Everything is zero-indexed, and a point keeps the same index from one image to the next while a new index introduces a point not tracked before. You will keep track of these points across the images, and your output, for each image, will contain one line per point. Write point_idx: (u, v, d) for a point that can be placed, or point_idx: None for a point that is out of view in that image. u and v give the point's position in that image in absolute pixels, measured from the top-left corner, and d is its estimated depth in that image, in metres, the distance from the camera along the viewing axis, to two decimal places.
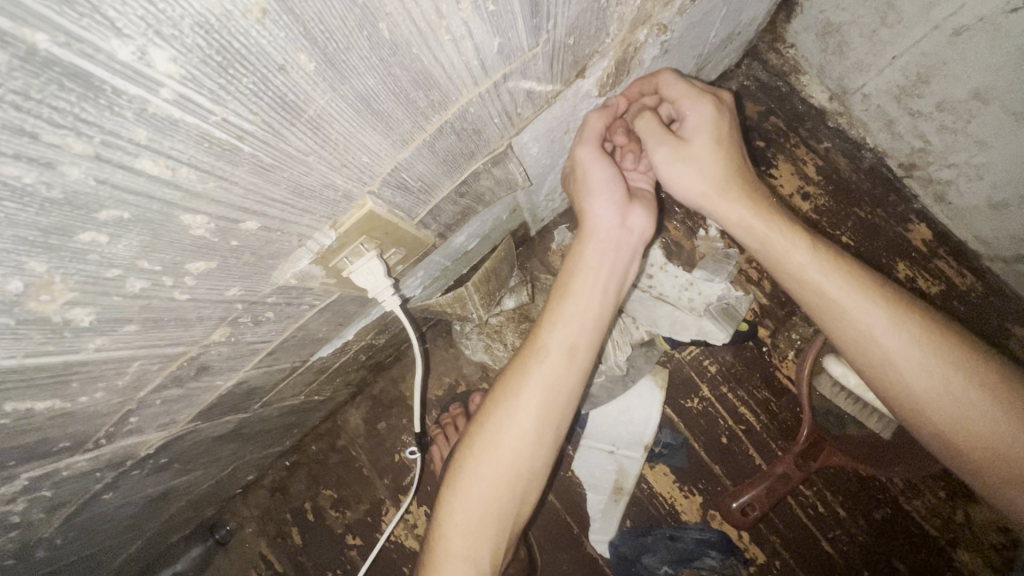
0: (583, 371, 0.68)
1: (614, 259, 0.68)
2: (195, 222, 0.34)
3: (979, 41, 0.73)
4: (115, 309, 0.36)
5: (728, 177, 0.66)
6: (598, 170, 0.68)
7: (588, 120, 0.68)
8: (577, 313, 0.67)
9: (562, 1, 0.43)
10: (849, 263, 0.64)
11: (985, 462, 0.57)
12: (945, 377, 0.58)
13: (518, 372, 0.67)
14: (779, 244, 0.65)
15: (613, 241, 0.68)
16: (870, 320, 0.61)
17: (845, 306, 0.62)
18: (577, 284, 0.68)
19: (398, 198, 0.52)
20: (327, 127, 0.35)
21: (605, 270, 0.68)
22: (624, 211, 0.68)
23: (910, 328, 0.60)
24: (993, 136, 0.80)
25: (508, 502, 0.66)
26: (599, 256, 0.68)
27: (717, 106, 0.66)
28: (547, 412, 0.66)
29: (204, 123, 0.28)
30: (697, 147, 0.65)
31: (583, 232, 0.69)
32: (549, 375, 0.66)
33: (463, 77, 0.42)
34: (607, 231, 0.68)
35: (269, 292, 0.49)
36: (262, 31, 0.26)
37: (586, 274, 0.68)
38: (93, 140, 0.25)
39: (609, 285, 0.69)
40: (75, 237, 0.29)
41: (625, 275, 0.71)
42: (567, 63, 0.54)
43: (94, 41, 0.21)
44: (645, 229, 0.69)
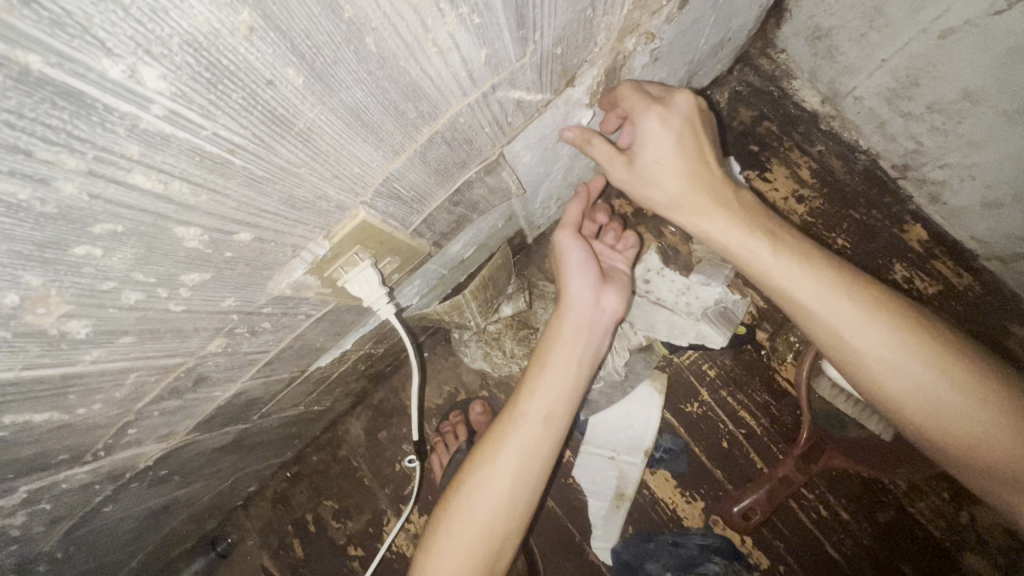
0: (557, 437, 0.77)
1: (587, 335, 0.80)
2: (189, 234, 0.35)
3: (966, 43, 0.74)
4: (111, 320, 0.37)
5: (695, 186, 0.66)
6: (576, 253, 0.85)
7: (568, 209, 0.86)
8: (554, 382, 0.78)
9: (548, 12, 0.44)
10: (820, 261, 0.64)
11: (964, 456, 0.58)
12: (926, 376, 0.58)
13: (499, 434, 0.77)
14: (753, 249, 0.66)
15: (585, 320, 0.81)
16: (848, 320, 0.61)
17: (824, 307, 0.62)
18: (554, 356, 0.79)
19: (391, 208, 0.52)
20: (317, 139, 0.36)
21: (580, 343, 0.79)
22: (597, 295, 0.82)
23: (890, 328, 0.60)
24: (984, 136, 0.80)
25: (483, 556, 0.72)
26: (572, 331, 0.80)
27: (667, 115, 0.64)
28: (526, 468, 0.74)
29: (195, 137, 0.29)
30: (647, 169, 0.67)
31: (561, 309, 0.83)
32: (527, 438, 0.75)
33: (452, 87, 0.43)
34: (581, 309, 0.81)
35: (265, 302, 0.50)
36: (250, 48, 0.27)
37: (562, 348, 0.79)
38: (86, 155, 0.26)
39: (583, 358, 0.80)
40: (70, 251, 0.29)
41: (595, 349, 0.82)
42: (556, 72, 0.55)
43: (84, 61, 0.22)
44: (615, 311, 0.83)
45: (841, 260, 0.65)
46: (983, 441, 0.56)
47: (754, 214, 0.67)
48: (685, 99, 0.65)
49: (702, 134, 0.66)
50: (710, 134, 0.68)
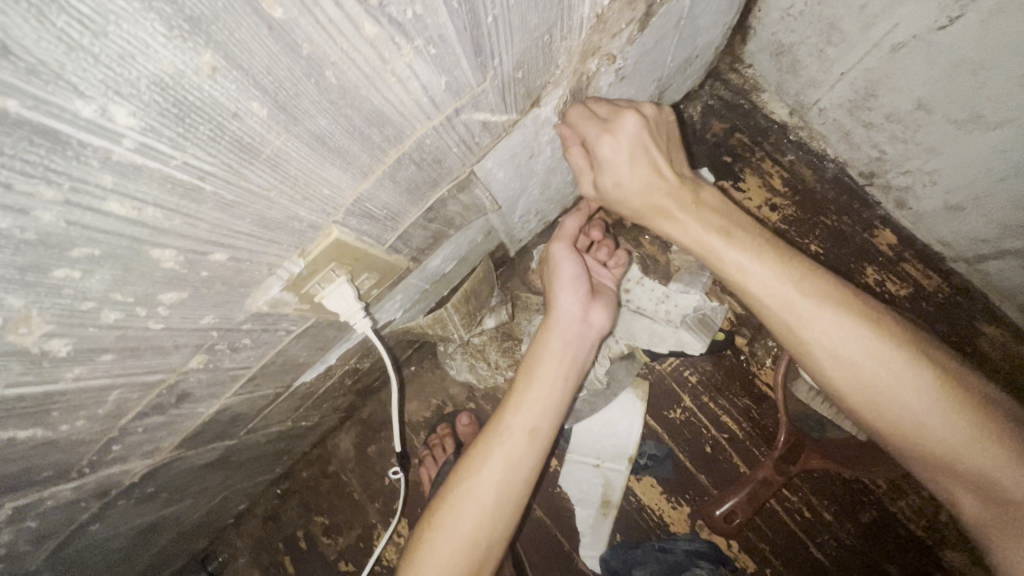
0: (541, 452, 0.79)
1: (574, 348, 0.84)
2: (165, 256, 0.37)
3: (915, 56, 0.78)
4: (91, 339, 0.39)
5: (650, 194, 0.70)
6: (567, 267, 0.90)
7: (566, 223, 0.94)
8: (539, 398, 0.80)
9: (504, 40, 0.47)
10: (777, 254, 0.66)
11: (907, 448, 0.61)
12: (869, 364, 0.60)
13: (484, 447, 0.78)
14: (708, 243, 0.68)
15: (574, 333, 0.85)
16: (796, 308, 0.63)
17: (775, 298, 0.64)
18: (541, 367, 0.82)
19: (364, 226, 0.55)
20: (284, 164, 0.39)
21: (568, 355, 0.83)
22: (584, 310, 0.87)
23: (839, 318, 0.62)
24: (940, 143, 0.84)
25: (465, 569, 0.73)
26: (560, 343, 0.83)
27: (616, 139, 0.66)
28: (510, 483, 0.76)
29: (166, 166, 0.31)
30: (608, 190, 0.72)
31: (549, 321, 0.86)
32: (511, 452, 0.76)
33: (415, 111, 0.45)
34: (569, 322, 0.85)
35: (243, 319, 0.52)
36: (214, 85, 0.30)
37: (549, 360, 0.82)
38: (62, 186, 0.28)
39: (570, 370, 0.83)
40: (50, 273, 0.32)
41: (579, 363, 0.85)
42: (520, 94, 0.58)
43: (58, 103, 0.25)
44: (602, 325, 0.88)
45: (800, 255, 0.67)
46: (917, 428, 0.59)
47: (713, 213, 0.69)
48: (631, 116, 0.66)
49: (654, 146, 0.68)
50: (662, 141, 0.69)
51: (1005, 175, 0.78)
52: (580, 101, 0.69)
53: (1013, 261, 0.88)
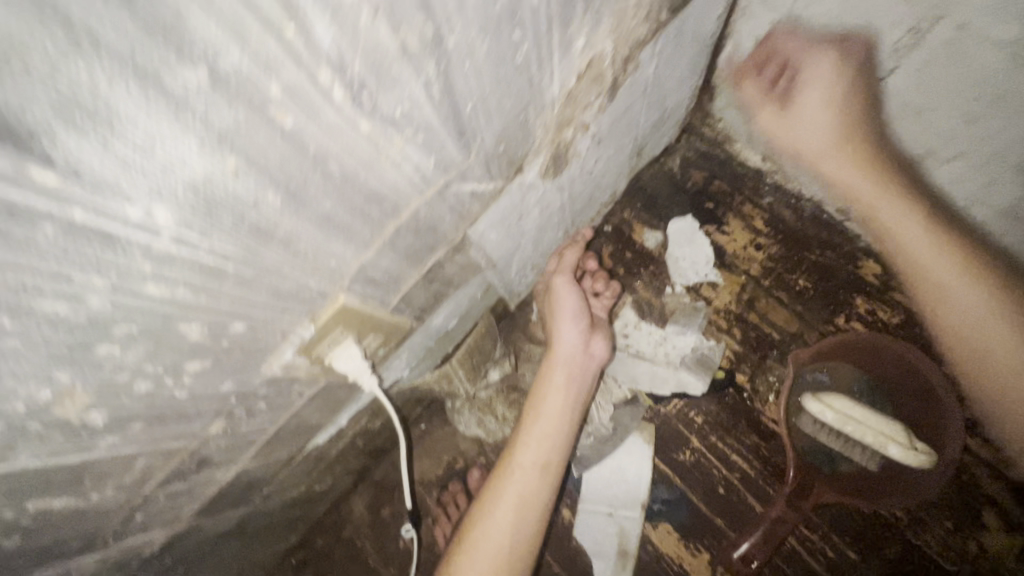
0: (552, 484, 0.84)
1: (576, 381, 0.90)
2: (191, 328, 0.42)
3: (866, 104, 0.85)
4: (124, 408, 0.43)
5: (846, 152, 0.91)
6: (569, 301, 0.97)
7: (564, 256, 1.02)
8: (544, 432, 0.85)
9: (485, 121, 0.54)
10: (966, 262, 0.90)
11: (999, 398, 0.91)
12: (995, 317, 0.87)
13: (498, 483, 0.83)
14: (916, 244, 0.94)
15: (575, 368, 0.91)
16: (953, 290, 0.91)
17: (958, 278, 0.91)
18: (546, 402, 0.88)
19: (369, 291, 0.60)
20: (296, 242, 0.44)
21: (570, 391, 0.89)
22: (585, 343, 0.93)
23: (984, 288, 0.88)
24: (904, 177, 0.90)
25: None
26: (563, 378, 0.89)
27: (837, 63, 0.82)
28: (524, 517, 0.80)
29: (195, 251, 0.37)
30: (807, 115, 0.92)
31: (553, 356, 0.92)
32: (522, 487, 0.82)
33: (408, 187, 0.51)
34: (570, 356, 0.91)
35: (259, 384, 0.56)
36: (237, 183, 0.35)
37: (554, 395, 0.88)
38: (111, 275, 0.33)
39: (574, 401, 0.89)
40: (94, 349, 0.36)
41: (584, 393, 0.91)
42: (504, 164, 0.64)
43: (113, 207, 0.30)
44: (604, 355, 0.94)
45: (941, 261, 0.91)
46: (978, 319, 0.89)
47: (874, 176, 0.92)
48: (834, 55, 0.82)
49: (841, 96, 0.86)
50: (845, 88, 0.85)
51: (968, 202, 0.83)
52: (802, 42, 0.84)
53: None
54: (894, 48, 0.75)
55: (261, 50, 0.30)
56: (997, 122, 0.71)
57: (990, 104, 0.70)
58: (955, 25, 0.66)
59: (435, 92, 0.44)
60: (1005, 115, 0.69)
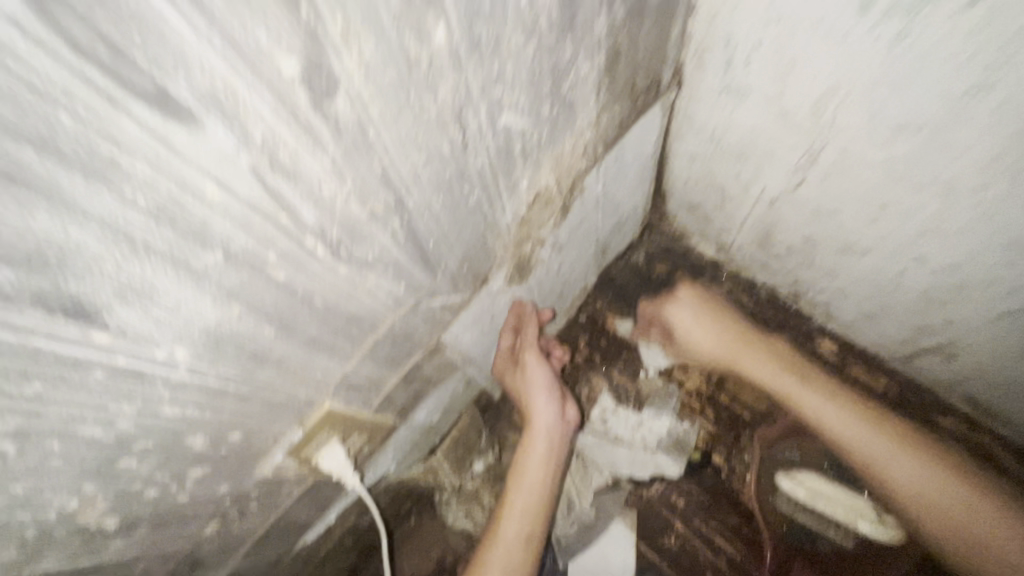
0: (536, 550, 0.95)
1: (554, 452, 1.02)
2: (196, 439, 0.50)
3: (788, 207, 0.98)
4: (132, 513, 0.50)
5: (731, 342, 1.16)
6: (539, 376, 1.04)
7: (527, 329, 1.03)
8: (528, 504, 0.96)
9: (447, 250, 0.66)
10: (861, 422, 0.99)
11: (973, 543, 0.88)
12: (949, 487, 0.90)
13: (487, 550, 0.94)
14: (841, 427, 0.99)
15: (552, 440, 1.03)
16: (897, 465, 0.94)
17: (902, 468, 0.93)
18: (528, 474, 0.98)
19: (352, 395, 0.68)
20: (288, 362, 0.54)
21: (549, 463, 1.01)
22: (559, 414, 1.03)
23: (922, 461, 0.93)
24: (834, 266, 1.01)
25: None
26: (542, 451, 1.01)
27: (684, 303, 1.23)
28: None
29: (204, 377, 0.46)
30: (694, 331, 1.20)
31: (532, 430, 1.02)
32: (509, 555, 0.92)
33: (384, 308, 0.62)
34: (548, 430, 1.02)
35: (252, 485, 0.63)
36: (240, 322, 0.45)
37: (535, 466, 0.99)
38: (136, 403, 0.42)
39: (552, 470, 1.00)
40: (116, 463, 0.44)
41: (561, 461, 1.03)
42: (469, 278, 0.75)
43: (145, 352, 0.40)
44: (575, 422, 1.05)
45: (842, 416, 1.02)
46: (930, 490, 0.91)
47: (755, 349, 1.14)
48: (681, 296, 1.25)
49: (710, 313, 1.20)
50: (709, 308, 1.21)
51: (891, 288, 0.93)
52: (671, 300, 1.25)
53: (935, 356, 0.99)
54: (797, 165, 0.88)
55: (261, 232, 0.41)
56: (894, 223, 0.82)
57: (883, 208, 0.82)
58: (838, 149, 0.79)
59: (401, 237, 0.56)
60: (896, 217, 0.81)
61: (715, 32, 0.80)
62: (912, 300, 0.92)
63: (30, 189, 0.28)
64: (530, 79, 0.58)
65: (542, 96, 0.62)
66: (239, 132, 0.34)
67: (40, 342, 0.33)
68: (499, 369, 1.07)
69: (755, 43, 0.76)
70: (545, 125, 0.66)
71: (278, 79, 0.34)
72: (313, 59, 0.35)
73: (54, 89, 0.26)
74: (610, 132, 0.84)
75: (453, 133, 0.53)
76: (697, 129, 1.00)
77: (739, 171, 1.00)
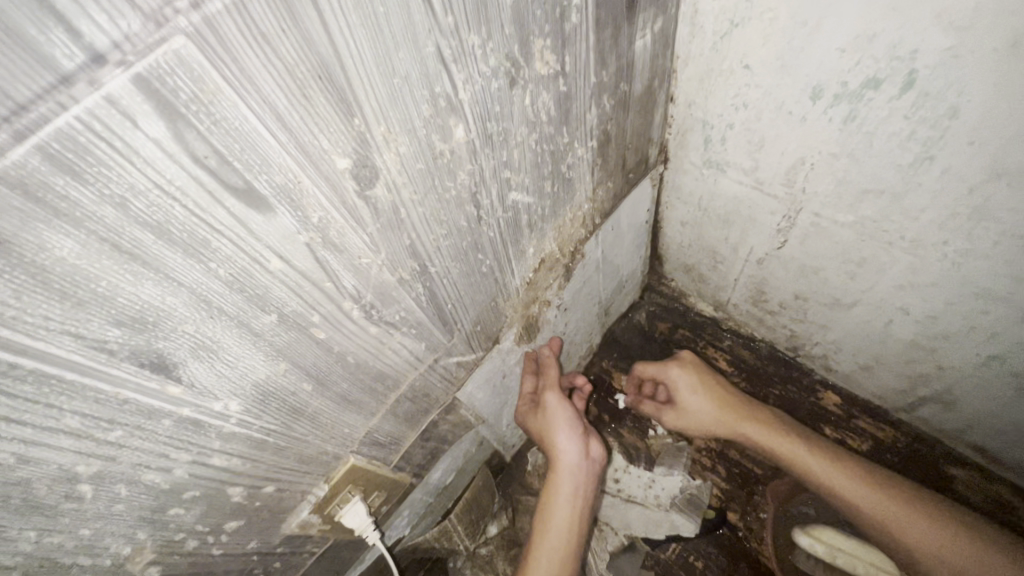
0: None
1: (582, 490, 0.94)
2: (235, 491, 0.54)
3: (775, 266, 1.05)
4: (172, 564, 0.53)
5: (725, 405, 1.09)
6: (561, 411, 0.97)
7: (550, 367, 1.01)
8: (554, 547, 0.88)
9: (462, 312, 0.72)
10: (846, 468, 0.95)
11: None
12: (959, 547, 0.83)
13: None
14: (830, 476, 0.95)
15: (578, 475, 0.94)
16: (904, 523, 0.88)
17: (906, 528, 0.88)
18: (555, 516, 0.91)
19: (374, 451, 0.72)
20: (320, 417, 0.59)
21: (574, 502, 0.92)
22: (583, 449, 0.95)
23: (916, 511, 0.88)
24: (826, 319, 1.06)
25: None
26: (568, 489, 0.93)
27: (682, 366, 1.14)
28: None
29: (248, 429, 0.51)
30: (690, 401, 1.11)
31: (557, 467, 0.94)
32: None
33: (406, 367, 0.68)
34: (574, 465, 0.94)
35: (278, 541, 0.66)
36: (283, 377, 0.51)
37: (562, 505, 0.91)
38: (192, 452, 0.47)
39: (581, 510, 0.93)
40: (167, 511, 0.49)
41: (588, 500, 0.95)
42: (481, 338, 0.81)
43: (205, 403, 0.45)
44: (600, 459, 0.97)
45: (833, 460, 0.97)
46: (929, 537, 0.85)
47: (745, 409, 1.07)
48: (688, 356, 1.16)
49: (710, 376, 1.12)
50: (707, 369, 1.13)
51: (881, 338, 0.98)
52: (678, 362, 1.15)
53: (935, 404, 1.02)
54: (778, 228, 0.96)
55: (309, 297, 0.48)
56: (873, 277, 0.89)
57: (861, 264, 0.89)
58: (812, 213, 0.88)
59: (423, 300, 0.63)
60: (874, 271, 0.88)
61: (693, 116, 0.92)
62: (904, 349, 0.96)
63: (145, 264, 0.35)
64: (533, 162, 0.67)
65: (544, 176, 0.71)
66: (301, 215, 0.42)
67: (129, 393, 0.39)
68: (521, 414, 1.05)
69: (728, 124, 0.87)
70: (546, 200, 0.75)
71: (333, 173, 0.43)
72: (360, 157, 0.44)
73: (174, 187, 0.34)
74: (606, 203, 0.93)
75: (469, 210, 0.61)
76: (686, 198, 1.09)
77: (727, 234, 1.08)
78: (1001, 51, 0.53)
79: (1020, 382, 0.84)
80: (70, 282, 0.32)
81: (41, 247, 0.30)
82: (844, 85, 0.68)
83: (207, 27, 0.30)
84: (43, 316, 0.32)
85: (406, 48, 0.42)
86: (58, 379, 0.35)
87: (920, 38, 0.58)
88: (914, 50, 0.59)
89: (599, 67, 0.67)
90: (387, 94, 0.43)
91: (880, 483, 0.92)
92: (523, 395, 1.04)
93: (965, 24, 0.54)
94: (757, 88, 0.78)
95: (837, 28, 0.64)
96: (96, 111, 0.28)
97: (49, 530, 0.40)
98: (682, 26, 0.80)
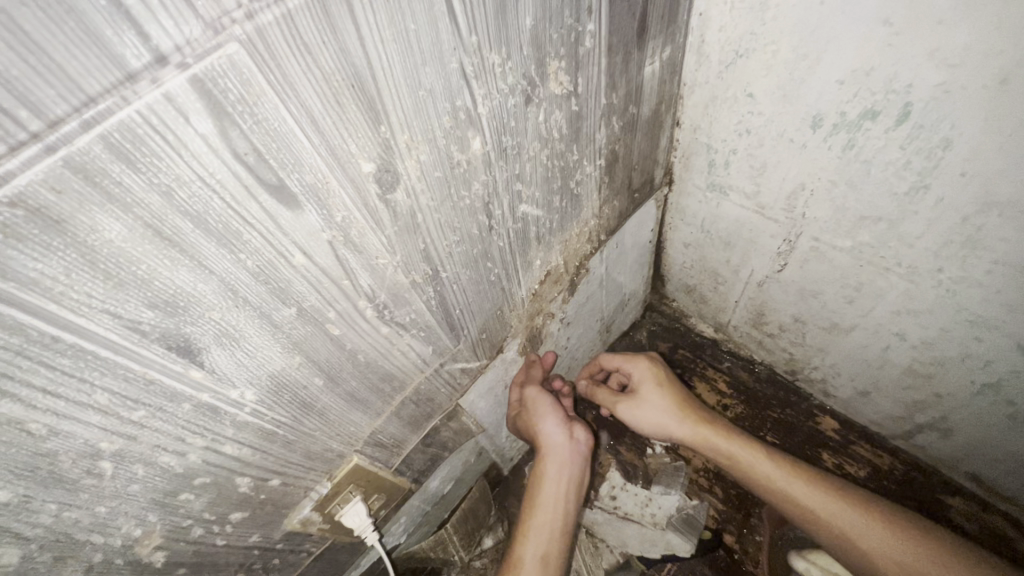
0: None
1: (569, 472, 0.92)
2: (243, 481, 0.56)
3: (776, 288, 1.06)
4: (178, 550, 0.55)
5: (684, 402, 1.07)
6: (545, 400, 0.96)
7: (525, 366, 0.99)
8: (544, 523, 0.87)
9: (469, 318, 0.74)
10: (808, 475, 0.95)
11: None
12: (925, 551, 0.83)
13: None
14: (790, 483, 0.94)
15: (565, 456, 0.93)
16: (861, 530, 0.87)
17: (862, 533, 0.87)
18: (543, 494, 0.90)
19: (377, 454, 0.73)
20: (327, 413, 0.60)
21: (562, 482, 0.91)
22: (568, 432, 0.95)
23: (886, 518, 0.88)
24: (824, 343, 1.08)
25: None
26: (556, 469, 0.92)
27: (648, 360, 1.13)
28: None
29: (261, 419, 0.53)
30: (648, 395, 1.09)
31: (544, 450, 0.94)
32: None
33: (412, 369, 0.69)
34: (560, 449, 0.94)
35: (279, 537, 0.67)
36: (298, 370, 0.53)
37: (550, 490, 0.90)
38: (208, 437, 0.49)
39: (569, 491, 0.91)
40: (178, 496, 0.50)
41: (577, 483, 0.93)
42: (486, 345, 0.83)
43: (224, 391, 0.47)
44: (587, 441, 0.96)
45: (795, 467, 0.97)
46: (896, 543, 0.85)
47: (704, 412, 1.07)
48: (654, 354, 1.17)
49: (670, 374, 1.12)
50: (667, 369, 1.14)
51: (878, 363, 1.00)
52: (643, 356, 1.14)
53: (931, 432, 1.03)
54: (778, 251, 0.98)
55: (327, 293, 0.50)
56: (871, 301, 0.91)
57: (858, 289, 0.91)
58: (811, 238, 0.90)
59: (432, 304, 0.65)
60: (871, 296, 0.90)
61: (698, 140, 0.95)
62: (901, 374, 0.97)
63: (182, 251, 0.37)
64: (544, 177, 0.70)
65: (553, 190, 0.74)
66: (326, 217, 0.45)
67: (155, 374, 0.41)
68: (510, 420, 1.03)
69: (732, 149, 0.90)
70: (553, 213, 0.78)
71: (357, 176, 0.45)
72: (384, 163, 0.47)
73: (213, 179, 0.36)
74: (611, 220, 0.96)
75: (481, 219, 0.64)
76: (689, 219, 1.12)
77: (729, 256, 1.10)
78: (989, 88, 0.57)
79: (1013, 412, 0.85)
80: (114, 264, 0.34)
81: (93, 228, 0.32)
82: (843, 115, 0.72)
83: (257, 35, 0.33)
84: (86, 294, 0.34)
85: (433, 64, 0.45)
86: (93, 355, 0.37)
87: (915, 73, 0.61)
88: (909, 84, 0.63)
89: (609, 91, 0.71)
90: (412, 105, 0.46)
91: (846, 490, 0.93)
92: (511, 404, 1.02)
93: (955, 62, 0.58)
94: (760, 116, 0.82)
95: (836, 62, 0.67)
96: (154, 107, 0.31)
97: (69, 505, 0.42)
98: (690, 54, 0.84)
